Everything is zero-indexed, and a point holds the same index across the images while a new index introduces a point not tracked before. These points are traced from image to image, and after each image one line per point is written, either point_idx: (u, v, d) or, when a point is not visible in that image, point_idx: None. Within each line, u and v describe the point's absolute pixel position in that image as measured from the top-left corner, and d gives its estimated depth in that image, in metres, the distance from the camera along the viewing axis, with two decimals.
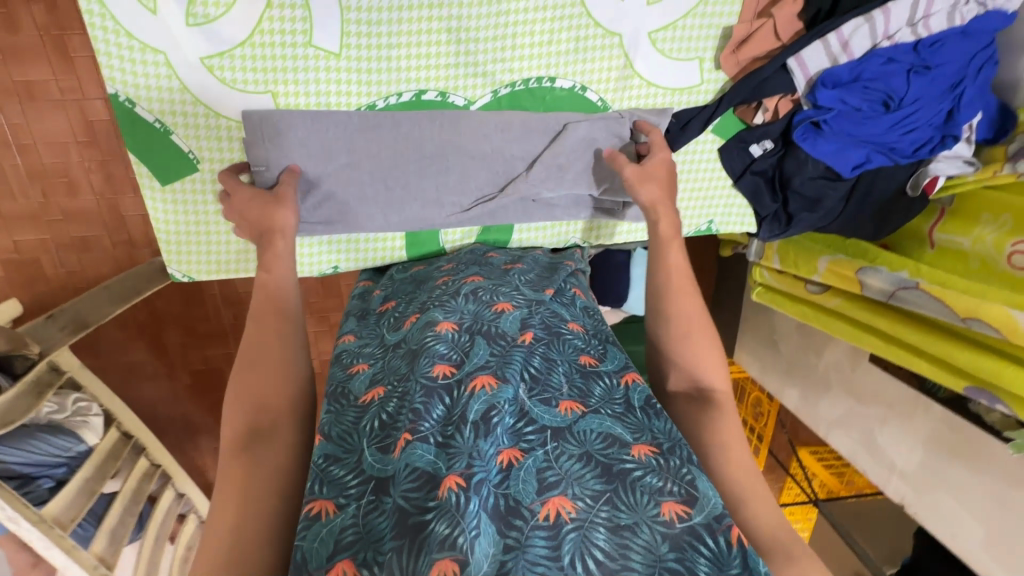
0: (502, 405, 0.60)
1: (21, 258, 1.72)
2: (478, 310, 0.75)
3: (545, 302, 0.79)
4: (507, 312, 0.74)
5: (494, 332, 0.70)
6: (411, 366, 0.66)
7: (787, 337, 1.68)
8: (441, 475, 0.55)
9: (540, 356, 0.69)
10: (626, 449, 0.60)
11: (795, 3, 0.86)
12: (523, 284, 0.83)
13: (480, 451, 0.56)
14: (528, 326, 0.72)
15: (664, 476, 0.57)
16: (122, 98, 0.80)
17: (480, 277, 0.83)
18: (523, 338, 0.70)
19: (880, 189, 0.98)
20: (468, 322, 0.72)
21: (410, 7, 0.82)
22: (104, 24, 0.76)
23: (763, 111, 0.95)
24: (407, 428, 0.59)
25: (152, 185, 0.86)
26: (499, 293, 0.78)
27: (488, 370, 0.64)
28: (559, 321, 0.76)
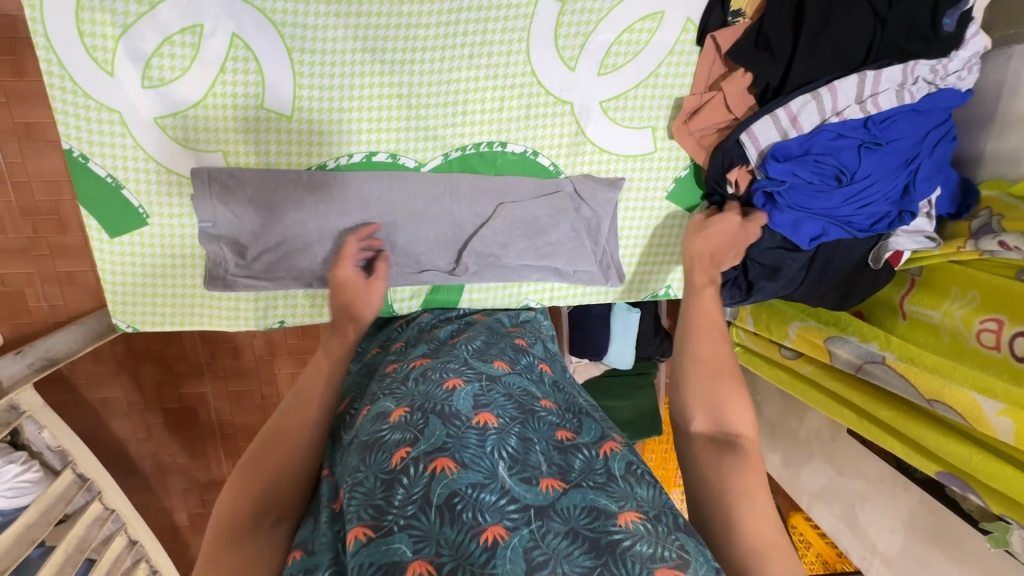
0: (464, 490, 0.56)
1: (7, 290, 1.75)
2: (428, 390, 0.69)
3: (500, 378, 0.74)
4: (460, 389, 0.69)
5: (450, 410, 0.65)
6: (364, 456, 0.62)
7: (768, 399, 1.63)
8: (405, 560, 0.51)
9: (514, 436, 0.64)
10: (612, 519, 0.55)
11: (744, 77, 0.86)
12: (470, 356, 0.78)
13: (448, 539, 0.53)
14: (484, 407, 0.67)
15: (655, 543, 0.54)
16: (75, 152, 0.82)
17: (427, 358, 0.78)
18: (479, 417, 0.65)
19: (838, 262, 0.97)
20: (420, 402, 0.67)
21: (363, 73, 0.84)
22: (62, 84, 0.79)
23: (719, 181, 0.94)
24: (367, 521, 0.55)
25: (101, 237, 0.86)
26: (448, 369, 0.73)
27: (449, 449, 0.60)
28: (527, 395, 0.72)
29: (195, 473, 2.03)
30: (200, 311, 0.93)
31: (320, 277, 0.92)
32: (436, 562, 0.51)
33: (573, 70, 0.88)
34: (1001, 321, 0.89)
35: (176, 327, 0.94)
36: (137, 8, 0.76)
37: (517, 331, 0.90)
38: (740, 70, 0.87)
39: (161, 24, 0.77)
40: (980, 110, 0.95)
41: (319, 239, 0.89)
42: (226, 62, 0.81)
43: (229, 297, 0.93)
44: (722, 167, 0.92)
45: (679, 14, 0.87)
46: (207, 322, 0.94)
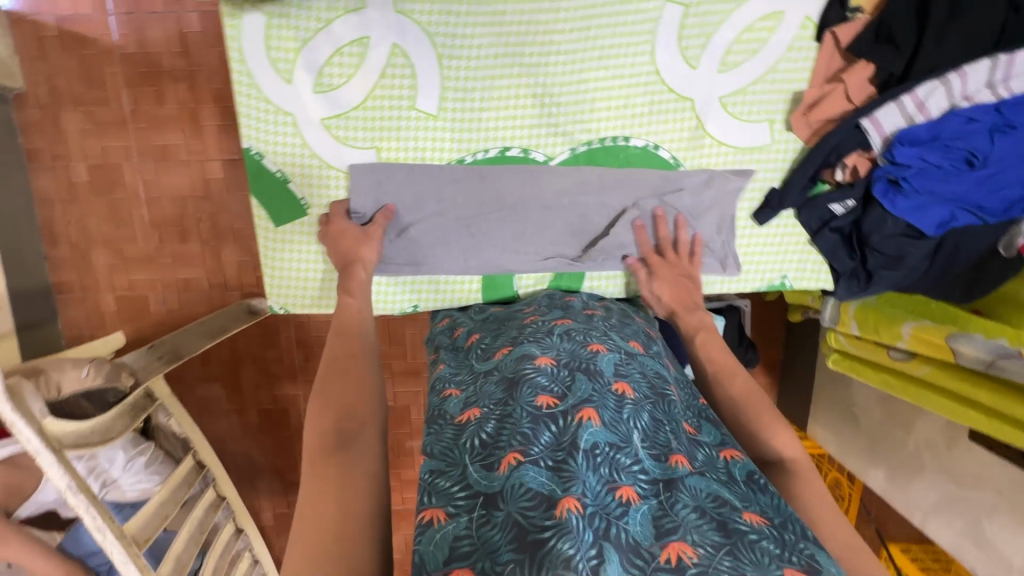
0: (604, 444, 0.58)
1: (134, 295, 1.94)
2: (573, 348, 0.73)
3: (637, 358, 0.76)
4: (602, 353, 0.72)
5: (594, 369, 0.68)
6: (513, 392, 0.66)
7: (868, 409, 1.57)
8: (557, 496, 0.53)
9: (647, 413, 0.66)
10: (738, 511, 0.55)
11: (866, 68, 0.89)
12: (609, 330, 0.82)
13: (589, 484, 0.55)
14: (623, 377, 0.70)
15: (781, 545, 0.52)
16: (254, 151, 0.94)
17: (569, 320, 0.82)
18: (618, 385, 0.68)
19: (966, 251, 0.95)
20: (566, 359, 0.70)
21: (500, 75, 0.92)
22: (251, 93, 0.91)
23: (842, 169, 0.95)
24: (517, 448, 0.58)
25: (267, 226, 0.97)
26: (591, 334, 0.77)
27: (594, 403, 0.62)
28: (659, 380, 0.74)
29: (285, 474, 2.12)
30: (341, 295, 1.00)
31: (454, 263, 0.99)
32: (582, 499, 0.53)
33: (695, 68, 0.94)
34: None
35: (321, 310, 1.02)
36: (317, 24, 0.89)
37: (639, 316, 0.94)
38: (862, 62, 0.90)
39: (335, 37, 0.90)
40: None
41: (455, 226, 0.97)
42: (387, 68, 0.91)
43: None
44: (845, 155, 0.93)
45: (797, 13, 0.92)
46: None
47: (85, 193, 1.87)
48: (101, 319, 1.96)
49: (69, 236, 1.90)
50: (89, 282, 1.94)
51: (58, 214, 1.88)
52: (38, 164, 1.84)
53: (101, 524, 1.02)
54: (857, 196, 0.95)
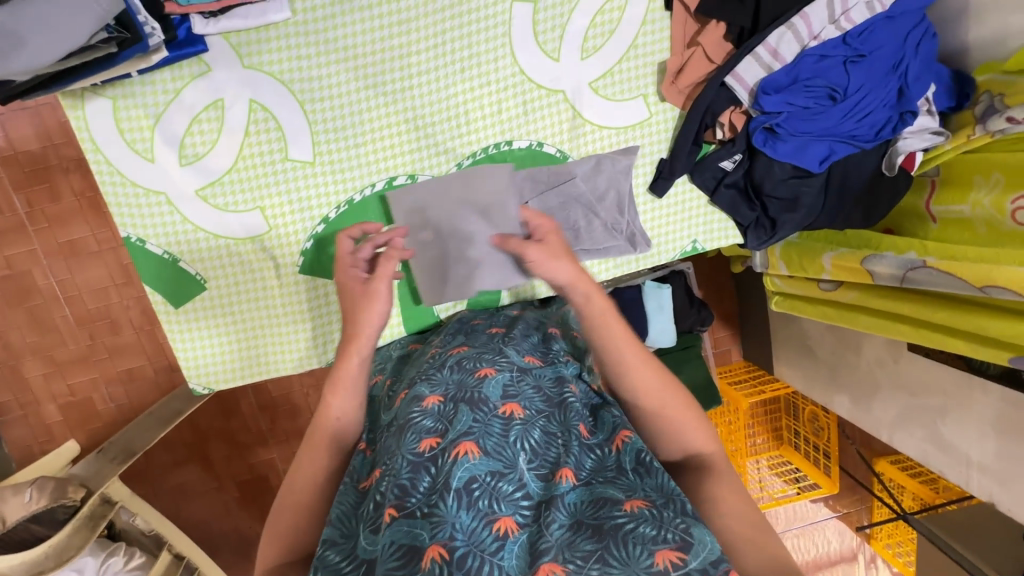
0: (482, 477, 0.60)
1: (78, 399, 1.86)
2: (461, 378, 0.73)
3: (532, 371, 0.75)
4: (490, 377, 0.71)
5: (477, 398, 0.68)
6: (399, 439, 0.66)
7: (820, 341, 1.62)
8: (424, 545, 0.55)
9: (537, 428, 0.67)
10: (617, 506, 0.59)
11: (717, 28, 0.91)
12: (510, 349, 0.80)
13: (463, 524, 0.56)
14: (512, 396, 0.69)
15: (658, 526, 0.56)
16: (134, 238, 0.90)
17: (466, 346, 0.82)
18: (505, 407, 0.68)
19: (853, 177, 0.99)
20: (453, 391, 0.71)
21: (362, 110, 0.91)
22: (114, 180, 0.88)
23: (720, 128, 0.96)
24: (394, 502, 0.60)
25: (167, 309, 0.94)
26: (482, 359, 0.76)
27: (474, 435, 0.63)
28: (557, 389, 0.74)
29: None
30: (265, 360, 0.98)
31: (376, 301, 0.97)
32: (451, 544, 0.55)
33: (558, 61, 0.94)
34: None
35: (248, 380, 0.99)
36: (166, 96, 0.86)
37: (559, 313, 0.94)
38: (713, 21, 0.92)
39: (187, 106, 0.87)
40: (951, 6, 0.98)
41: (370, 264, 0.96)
42: (249, 125, 0.89)
43: (288, 340, 0.98)
44: (720, 114, 0.95)
45: None
46: (275, 370, 0.99)
47: None
48: (49, 431, 1.87)
49: None
50: (26, 397, 1.85)
51: None
52: None
53: None
54: (742, 150, 0.97)
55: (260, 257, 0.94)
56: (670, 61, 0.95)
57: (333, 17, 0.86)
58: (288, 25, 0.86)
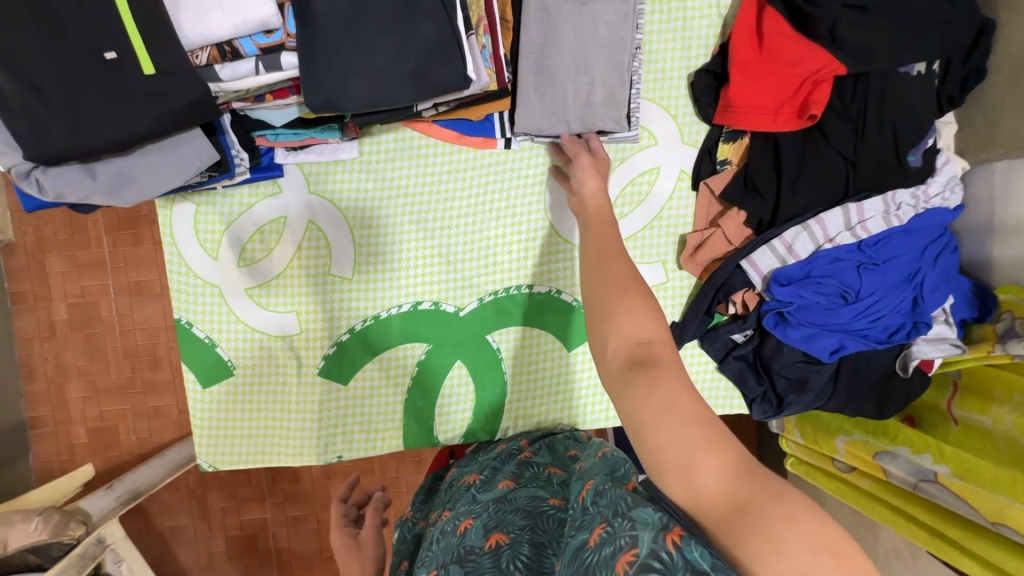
0: None
1: (105, 425, 1.98)
2: (447, 544, 0.76)
3: (504, 498, 0.79)
4: (470, 528, 0.75)
5: (462, 553, 0.71)
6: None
7: (837, 511, 1.53)
8: None
9: (525, 547, 0.68)
10: (584, 546, 0.59)
11: (738, 214, 0.98)
12: (479, 491, 0.85)
13: None
14: (494, 529, 0.72)
15: (626, 537, 0.56)
16: (184, 320, 1.01)
17: (449, 510, 0.87)
18: (491, 541, 0.71)
19: (867, 368, 0.99)
20: (447, 559, 0.73)
21: (407, 241, 1.02)
22: (180, 268, 1.00)
23: (733, 305, 1.01)
24: None
25: (195, 387, 1.02)
26: (459, 517, 0.80)
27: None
28: (536, 501, 0.77)
29: None
30: (272, 451, 1.04)
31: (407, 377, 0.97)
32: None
33: None
34: None
35: (251, 466, 1.04)
36: (240, 208, 1.00)
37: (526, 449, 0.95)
38: (734, 208, 0.98)
39: (256, 218, 1.00)
40: (972, 220, 1.01)
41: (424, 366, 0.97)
42: (303, 241, 1.01)
43: (295, 435, 1.03)
44: (733, 293, 0.99)
45: (673, 167, 1.03)
46: (277, 459, 1.04)
47: (63, 330, 1.96)
48: (72, 451, 1.98)
49: (45, 372, 1.97)
50: (62, 415, 1.98)
51: (36, 351, 1.97)
52: (21, 305, 1.95)
53: None
54: (752, 327, 1.00)
55: (286, 356, 1.02)
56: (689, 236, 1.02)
57: (390, 162, 1.00)
58: (353, 161, 1.00)
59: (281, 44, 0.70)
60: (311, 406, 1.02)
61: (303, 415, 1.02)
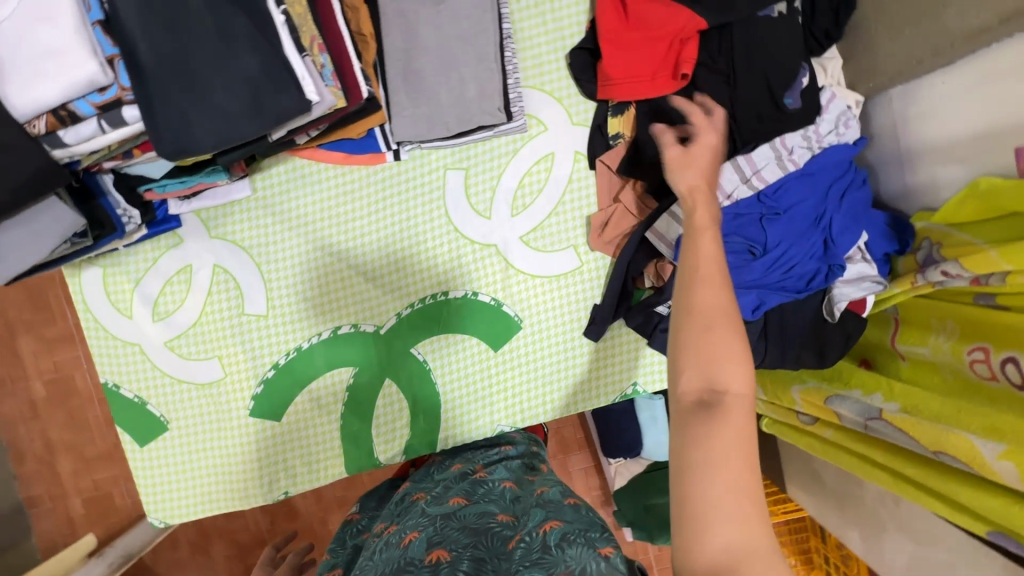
0: None
1: (99, 493, 2.00)
2: (388, 554, 0.71)
3: (455, 514, 0.75)
4: (414, 540, 0.71)
5: (403, 564, 0.66)
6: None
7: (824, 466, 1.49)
8: None
9: (465, 562, 0.63)
10: None
11: (637, 187, 0.97)
12: (430, 505, 0.81)
13: None
14: (438, 544, 0.68)
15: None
16: (110, 383, 1.02)
17: (394, 524, 0.83)
18: (431, 555, 0.65)
19: (794, 323, 0.97)
20: (386, 569, 0.68)
21: (316, 268, 1.02)
22: (97, 333, 1.01)
23: (648, 276, 0.99)
24: None
25: (133, 447, 1.02)
26: (406, 527, 0.76)
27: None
28: (484, 518, 0.72)
29: None
30: (219, 498, 1.03)
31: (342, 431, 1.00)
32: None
33: (490, 218, 1.02)
34: (986, 349, 0.84)
35: (201, 515, 1.04)
36: (145, 264, 1.00)
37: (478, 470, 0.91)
38: (633, 181, 0.97)
39: (162, 271, 1.00)
40: (882, 153, 0.99)
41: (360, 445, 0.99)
42: (213, 286, 1.00)
43: (239, 479, 1.03)
44: (644, 267, 0.98)
45: (568, 150, 1.01)
46: (226, 506, 1.04)
47: (44, 407, 1.99)
48: (72, 524, 2.01)
49: (34, 451, 2.00)
50: (57, 491, 2.01)
51: (22, 431, 2.00)
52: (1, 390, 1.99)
53: None
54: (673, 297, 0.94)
55: (216, 402, 1.02)
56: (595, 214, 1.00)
57: (286, 193, 1.00)
58: (248, 199, 1.00)
59: (117, 99, 0.70)
60: (249, 447, 1.02)
61: (243, 457, 1.03)
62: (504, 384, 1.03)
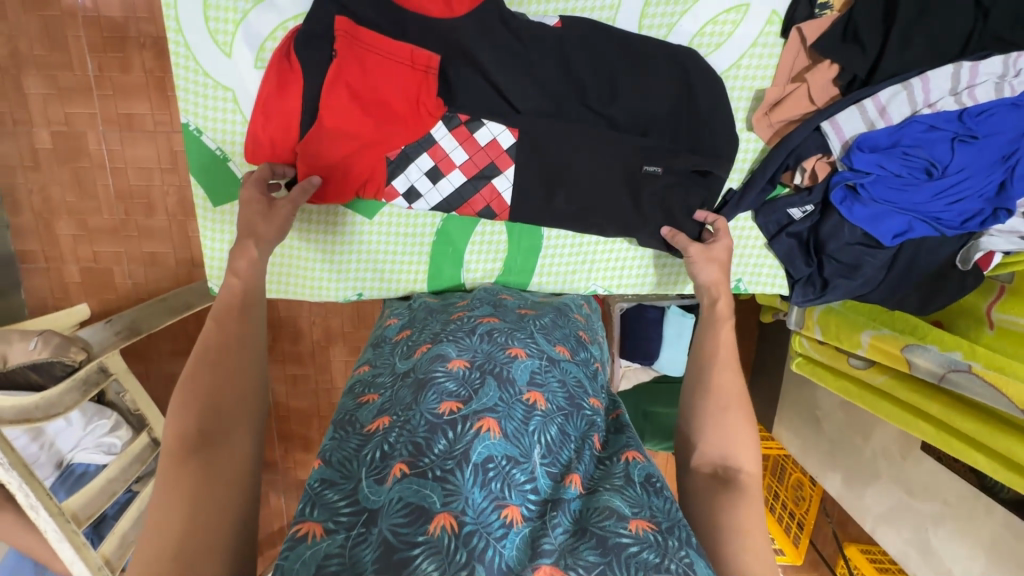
0: (499, 458, 0.55)
1: (98, 266, 1.86)
2: (491, 350, 0.69)
3: (560, 363, 0.72)
4: (521, 359, 0.68)
5: (506, 376, 0.64)
6: (417, 395, 0.62)
7: (828, 414, 1.54)
8: (435, 510, 0.50)
9: (556, 424, 0.62)
10: (623, 521, 0.52)
11: (829, 69, 0.87)
12: (539, 332, 0.77)
13: (474, 502, 0.51)
14: (537, 385, 0.65)
15: (663, 553, 0.49)
16: (191, 126, 0.90)
17: (496, 318, 0.78)
18: (530, 394, 0.64)
19: (923, 262, 0.95)
20: (481, 361, 0.67)
21: None
22: (187, 64, 0.87)
23: (801, 172, 0.92)
24: (405, 458, 0.55)
25: (205, 205, 0.94)
26: (514, 336, 0.72)
27: (497, 413, 0.59)
28: (581, 389, 0.70)
29: None
30: (286, 281, 0.98)
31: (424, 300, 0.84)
32: (462, 516, 0.50)
33: None
34: None
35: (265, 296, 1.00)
36: None
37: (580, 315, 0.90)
38: (826, 62, 0.87)
39: (278, 8, 0.86)
40: None
41: None
42: None
43: (318, 271, 0.98)
44: (805, 158, 0.90)
45: (764, 6, 0.89)
46: (290, 291, 0.99)
47: (48, 160, 1.77)
48: (65, 289, 1.87)
49: (32, 205, 1.81)
50: (53, 253, 1.84)
51: (20, 181, 1.78)
52: None
53: (36, 501, 1.02)
54: (815, 202, 0.92)
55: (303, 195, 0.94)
56: (707, 64, 0.89)
57: None
58: None
59: None
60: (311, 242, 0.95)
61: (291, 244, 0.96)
62: (621, 256, 1.00)
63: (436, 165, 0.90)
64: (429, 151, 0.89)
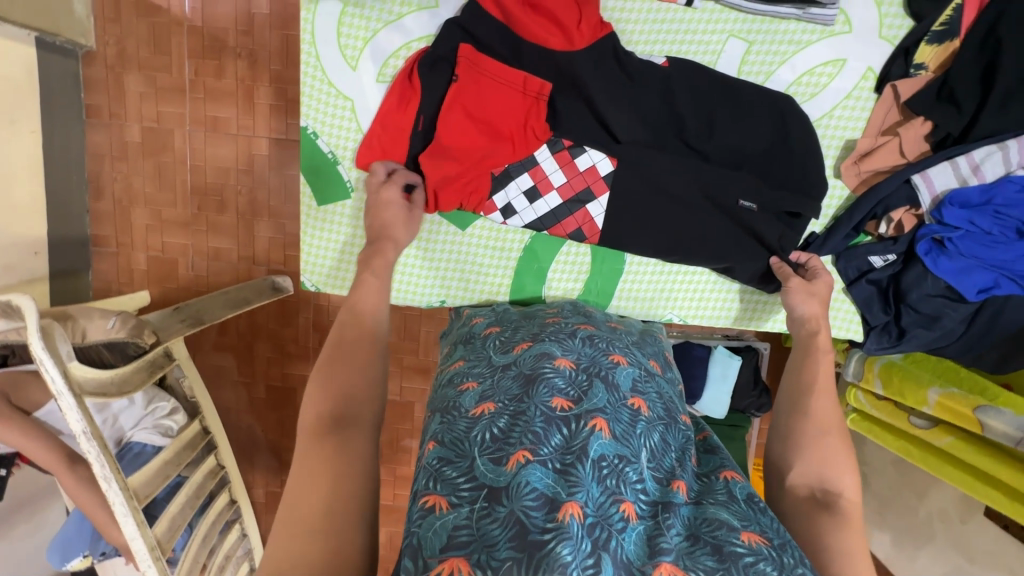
0: (613, 457, 0.57)
1: (163, 255, 1.81)
2: (594, 355, 0.72)
3: (655, 376, 0.75)
4: (622, 366, 0.71)
5: (611, 380, 0.67)
6: (529, 388, 0.64)
7: (879, 471, 1.50)
8: (560, 500, 0.52)
9: (658, 432, 0.64)
10: (735, 532, 0.53)
11: (923, 125, 0.90)
12: (631, 345, 0.80)
13: (593, 494, 0.54)
14: (639, 392, 0.68)
15: (780, 568, 0.51)
16: (310, 130, 0.97)
17: (591, 327, 0.81)
18: (634, 399, 0.66)
19: (1010, 318, 0.94)
20: (586, 364, 0.69)
21: None
22: (315, 73, 0.94)
23: (887, 223, 0.94)
24: (526, 447, 0.57)
25: (310, 203, 1.00)
26: (613, 344, 0.75)
27: (606, 414, 0.61)
28: (675, 403, 0.73)
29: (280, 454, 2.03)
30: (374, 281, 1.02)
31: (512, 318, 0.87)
32: (585, 508, 0.52)
33: None
34: None
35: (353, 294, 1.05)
36: (388, 17, 0.92)
37: (659, 335, 0.93)
38: (920, 119, 0.90)
39: (405, 30, 0.93)
40: None
41: None
42: None
43: (405, 275, 1.02)
44: (893, 210, 0.93)
45: (861, 62, 0.93)
46: None
47: (134, 152, 1.75)
48: (130, 275, 1.82)
49: (114, 192, 1.77)
50: (124, 239, 1.80)
51: (106, 169, 1.75)
52: (94, 118, 1.72)
53: (109, 473, 1.05)
54: (899, 251, 0.95)
55: None
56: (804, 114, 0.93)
57: None
58: None
59: None
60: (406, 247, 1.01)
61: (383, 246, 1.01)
62: (701, 287, 1.03)
63: (536, 185, 0.95)
64: (530, 172, 0.95)
